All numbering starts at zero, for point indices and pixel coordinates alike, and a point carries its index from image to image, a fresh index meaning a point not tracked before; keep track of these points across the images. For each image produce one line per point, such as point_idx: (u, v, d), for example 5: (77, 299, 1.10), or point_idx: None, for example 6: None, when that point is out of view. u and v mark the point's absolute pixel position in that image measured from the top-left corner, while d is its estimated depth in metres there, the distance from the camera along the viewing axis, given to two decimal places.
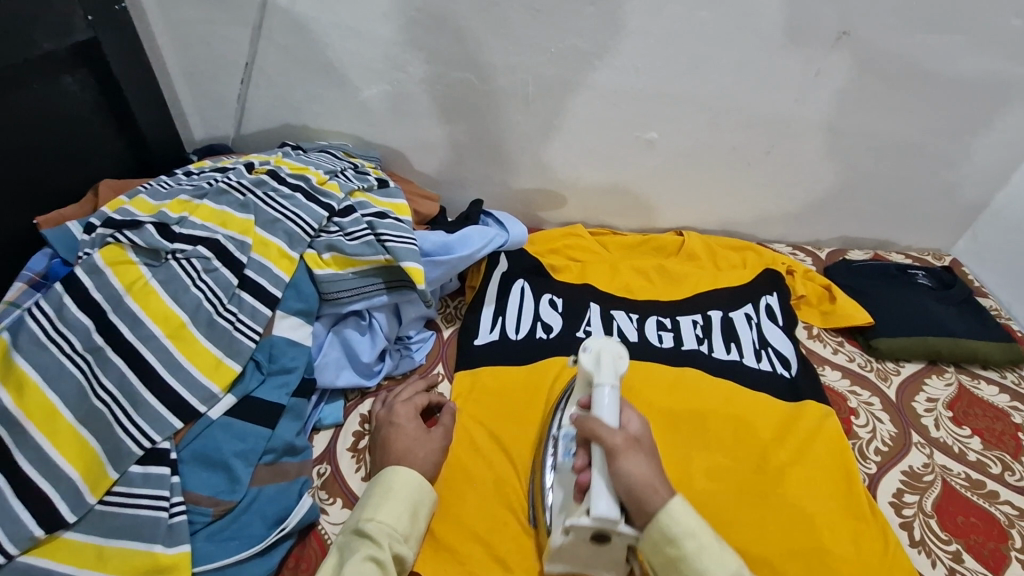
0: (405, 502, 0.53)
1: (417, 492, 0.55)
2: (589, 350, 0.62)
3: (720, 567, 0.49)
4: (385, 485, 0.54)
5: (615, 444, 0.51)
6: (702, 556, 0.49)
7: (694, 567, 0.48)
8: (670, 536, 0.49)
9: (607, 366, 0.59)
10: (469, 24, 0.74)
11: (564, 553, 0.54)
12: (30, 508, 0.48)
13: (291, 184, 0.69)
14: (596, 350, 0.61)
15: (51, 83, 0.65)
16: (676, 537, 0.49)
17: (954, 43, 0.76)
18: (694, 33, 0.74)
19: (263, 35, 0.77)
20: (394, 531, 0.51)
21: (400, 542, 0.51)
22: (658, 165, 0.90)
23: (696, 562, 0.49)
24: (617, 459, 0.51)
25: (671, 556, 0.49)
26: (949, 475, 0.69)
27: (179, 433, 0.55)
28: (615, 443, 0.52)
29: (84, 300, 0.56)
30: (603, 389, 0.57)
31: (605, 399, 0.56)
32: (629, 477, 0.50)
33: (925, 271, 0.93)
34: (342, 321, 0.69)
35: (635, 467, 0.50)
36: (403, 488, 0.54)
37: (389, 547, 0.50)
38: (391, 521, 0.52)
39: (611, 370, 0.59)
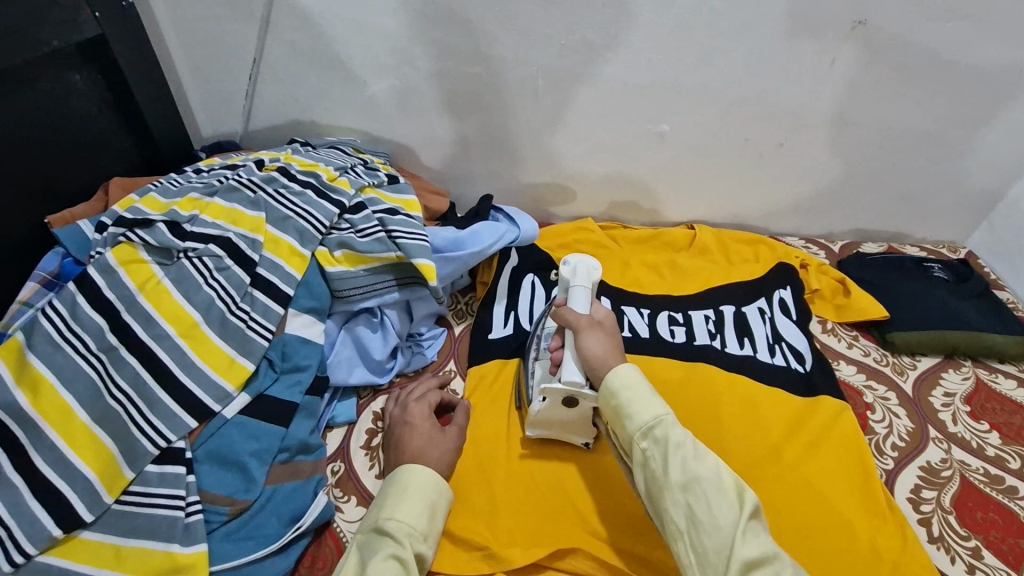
0: (422, 502, 0.53)
1: (435, 492, 0.54)
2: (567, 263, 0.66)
3: (644, 409, 0.52)
4: (400, 486, 0.54)
5: (579, 325, 0.58)
6: (633, 402, 0.52)
7: (624, 410, 0.52)
8: (610, 390, 0.54)
9: (582, 273, 0.64)
10: (478, 17, 0.73)
11: (541, 418, 0.63)
12: (47, 508, 0.48)
13: (302, 181, 0.68)
14: (573, 261, 0.65)
15: (59, 81, 0.65)
16: (615, 390, 0.53)
17: (972, 31, 0.75)
18: (706, 24, 0.73)
19: (270, 29, 0.76)
20: (413, 530, 0.51)
21: (419, 541, 0.51)
22: (669, 159, 0.89)
23: (626, 407, 0.53)
24: (581, 337, 0.57)
25: (612, 407, 0.54)
26: (967, 470, 0.69)
27: (193, 432, 0.55)
28: (580, 323, 0.58)
29: (96, 299, 0.56)
30: (577, 288, 0.62)
31: (578, 296, 0.62)
32: (589, 350, 0.56)
33: (941, 264, 0.91)
34: (354, 318, 0.69)
35: (595, 343, 0.57)
36: (421, 487, 0.54)
37: (410, 545, 0.50)
38: (411, 521, 0.52)
39: (585, 275, 0.64)
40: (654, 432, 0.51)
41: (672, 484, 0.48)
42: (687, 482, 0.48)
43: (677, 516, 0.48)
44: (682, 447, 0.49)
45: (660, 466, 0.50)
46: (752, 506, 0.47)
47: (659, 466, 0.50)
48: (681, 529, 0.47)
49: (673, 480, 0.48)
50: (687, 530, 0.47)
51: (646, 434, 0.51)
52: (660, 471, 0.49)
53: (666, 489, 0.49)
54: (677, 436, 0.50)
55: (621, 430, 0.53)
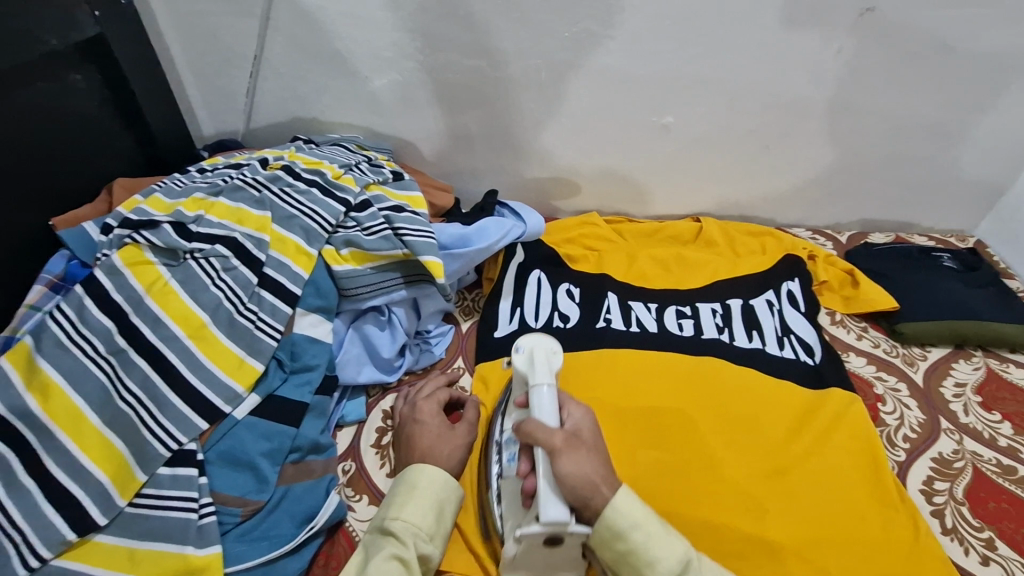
0: (429, 502, 0.53)
1: (442, 491, 0.54)
2: (521, 351, 0.58)
3: (666, 553, 0.48)
4: (408, 485, 0.54)
5: (555, 445, 0.49)
6: (649, 545, 0.48)
7: (643, 557, 0.48)
8: (616, 531, 0.48)
9: (541, 365, 0.55)
10: (480, 9, 0.72)
11: (518, 562, 0.52)
12: (61, 512, 0.48)
13: (307, 179, 0.68)
14: (529, 350, 0.57)
15: (59, 81, 0.64)
16: (623, 531, 0.48)
17: (980, 17, 0.74)
18: (711, 13, 0.72)
19: (270, 25, 0.76)
20: (418, 530, 0.51)
21: (425, 542, 0.51)
22: (674, 151, 0.88)
23: (644, 552, 0.48)
24: (558, 458, 0.48)
25: (621, 552, 0.48)
26: (979, 461, 0.69)
27: (204, 434, 0.55)
28: (554, 441, 0.49)
29: (104, 302, 0.56)
30: (541, 389, 0.53)
31: (542, 399, 0.53)
32: (570, 476, 0.47)
33: (949, 253, 0.91)
34: (362, 317, 0.68)
35: (577, 464, 0.48)
36: (427, 486, 0.54)
37: (414, 546, 0.50)
38: (416, 521, 0.51)
39: (546, 368, 0.55)
40: None
41: None
42: None
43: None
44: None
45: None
46: None
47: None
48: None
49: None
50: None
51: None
52: None
53: None
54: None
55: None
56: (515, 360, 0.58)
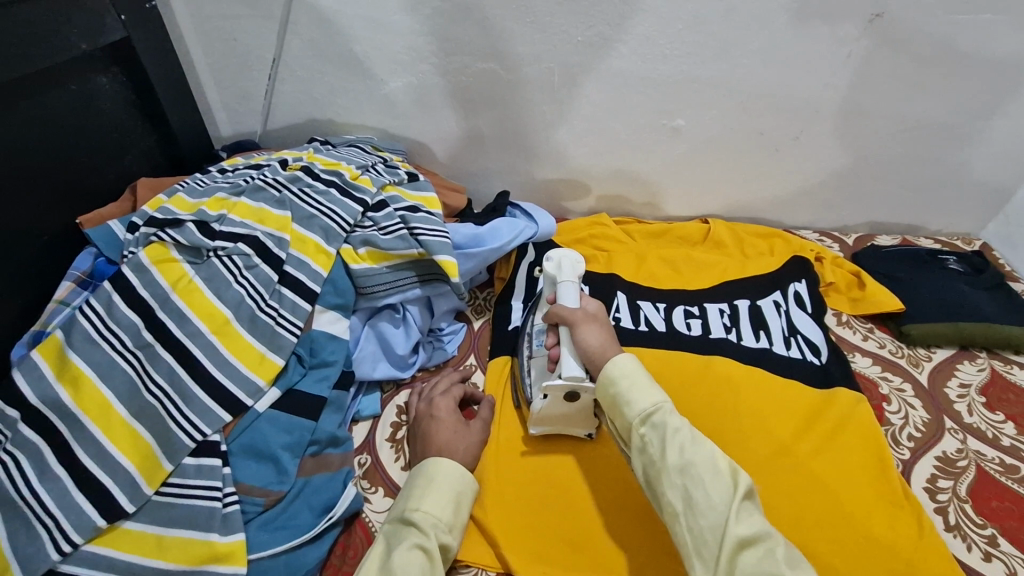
0: (448, 494, 0.55)
1: (459, 483, 0.56)
2: (551, 259, 0.69)
3: (643, 397, 0.54)
4: (428, 478, 0.55)
5: (575, 319, 0.62)
6: (632, 390, 0.55)
7: (623, 397, 0.55)
8: (609, 378, 0.56)
9: (567, 268, 0.68)
10: (495, 13, 0.74)
11: (544, 416, 0.63)
12: (92, 500, 0.50)
13: (325, 180, 0.70)
14: (558, 259, 0.69)
15: (87, 84, 0.66)
16: (614, 378, 0.56)
17: (987, 23, 0.75)
18: (722, 18, 0.74)
19: (289, 29, 0.77)
20: (438, 521, 0.53)
21: (445, 532, 0.53)
22: (683, 153, 0.89)
23: (625, 395, 0.55)
24: (577, 329, 0.61)
25: (611, 397, 0.56)
26: (983, 460, 0.70)
27: (227, 426, 0.57)
28: (575, 317, 0.62)
29: (132, 298, 0.58)
30: (566, 283, 0.66)
31: (567, 290, 0.65)
32: (585, 342, 0.60)
33: (955, 256, 0.92)
34: (377, 314, 0.70)
35: (592, 335, 0.60)
36: (446, 479, 0.55)
37: (434, 536, 0.51)
38: (436, 513, 0.53)
39: (570, 271, 0.67)
40: (653, 418, 0.53)
41: (669, 467, 0.50)
42: (683, 465, 0.50)
43: (674, 497, 0.49)
44: (679, 432, 0.52)
45: (657, 451, 0.51)
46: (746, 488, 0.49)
47: (657, 449, 0.51)
48: (678, 511, 0.49)
49: (670, 464, 0.50)
50: (683, 512, 0.48)
51: (645, 421, 0.53)
52: (657, 455, 0.51)
53: (664, 472, 0.50)
54: (675, 421, 0.52)
55: (620, 418, 0.55)
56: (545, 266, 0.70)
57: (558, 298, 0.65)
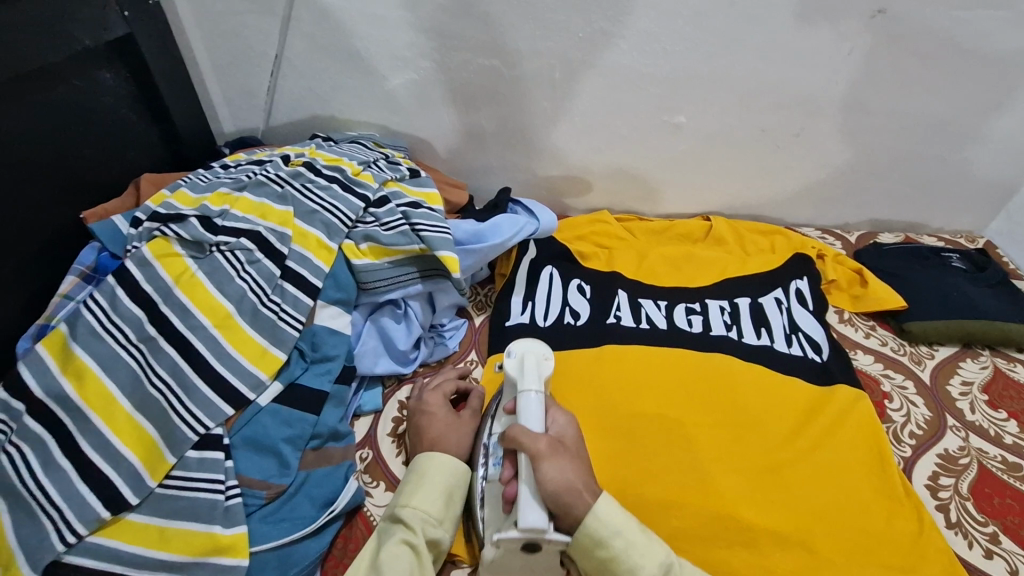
0: (437, 489, 0.55)
1: (450, 478, 0.56)
2: (513, 356, 0.62)
3: (647, 559, 0.50)
4: (420, 473, 0.56)
5: (538, 450, 0.51)
6: (631, 552, 0.50)
7: (624, 565, 0.50)
8: (597, 539, 0.50)
9: (532, 373, 0.59)
10: (497, 9, 0.74)
11: (497, 566, 0.53)
12: (96, 492, 0.51)
13: (327, 175, 0.70)
14: (520, 355, 0.62)
15: (90, 79, 0.67)
16: (604, 539, 0.50)
17: (992, 18, 0.75)
18: (724, 14, 0.74)
19: (291, 25, 0.78)
20: (427, 516, 0.53)
21: (434, 527, 0.53)
22: (686, 150, 0.89)
23: (625, 561, 0.50)
24: (540, 464, 0.50)
25: (601, 559, 0.50)
26: (985, 458, 0.69)
27: (230, 419, 0.57)
28: (538, 447, 0.52)
29: (135, 292, 0.58)
30: (528, 396, 0.57)
31: (530, 406, 0.56)
32: (551, 481, 0.50)
33: (958, 253, 0.92)
34: (378, 310, 0.71)
35: (558, 470, 0.51)
36: (435, 475, 0.55)
37: (422, 532, 0.52)
38: (425, 507, 0.53)
39: (535, 376, 0.59)
40: None
41: None
42: None
43: None
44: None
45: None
46: None
47: None
48: None
49: None
50: None
51: None
52: None
53: None
54: None
55: None
56: (506, 364, 0.62)
57: (519, 415, 0.56)
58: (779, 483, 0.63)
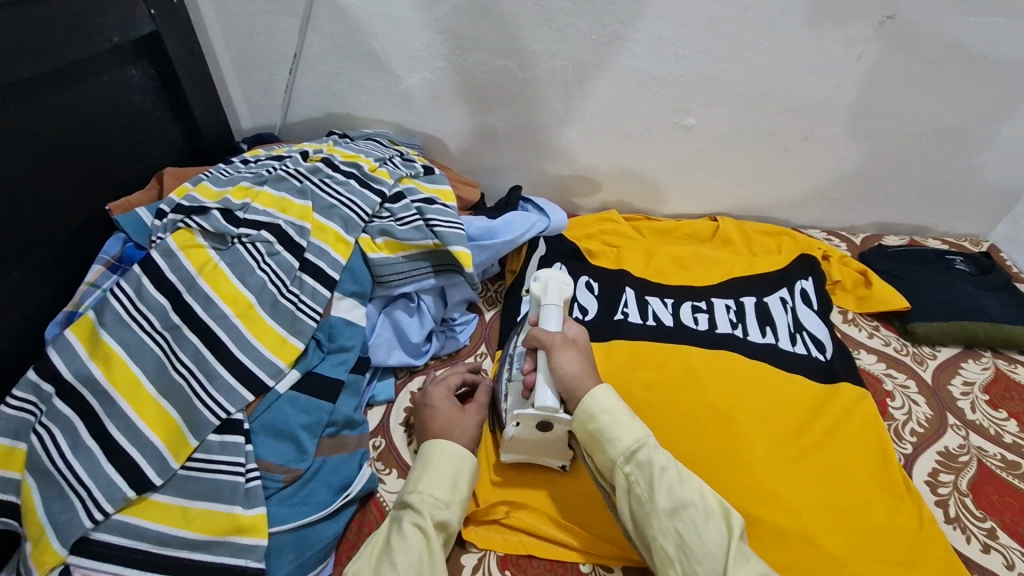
0: (443, 474, 0.56)
1: (457, 463, 0.57)
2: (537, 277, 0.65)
3: (626, 433, 0.54)
4: (427, 460, 0.57)
5: (553, 343, 0.58)
6: (613, 426, 0.54)
7: (606, 435, 0.54)
8: (589, 414, 0.55)
9: (552, 288, 0.63)
10: (512, 11, 0.76)
11: (517, 442, 0.62)
12: (122, 473, 0.53)
13: (345, 171, 0.72)
14: (545, 279, 0.64)
15: (118, 76, 0.69)
16: (594, 413, 0.54)
17: (999, 26, 0.76)
18: (734, 19, 0.75)
19: (311, 25, 0.80)
20: (435, 500, 0.54)
21: (442, 509, 0.54)
22: (694, 151, 0.91)
23: (607, 432, 0.54)
24: (554, 355, 0.57)
25: (590, 432, 0.55)
26: (984, 456, 0.71)
27: (250, 405, 0.59)
28: (554, 341, 0.58)
29: (160, 281, 0.60)
30: (548, 307, 0.62)
31: (549, 314, 0.61)
32: (563, 370, 0.56)
33: (963, 257, 0.93)
34: (392, 303, 0.73)
35: (570, 361, 0.57)
36: (441, 461, 0.57)
37: (430, 514, 0.53)
38: (432, 492, 0.55)
39: (556, 291, 0.63)
40: (637, 456, 0.53)
41: (660, 510, 0.50)
42: (674, 508, 0.50)
43: (667, 543, 0.50)
44: (667, 471, 0.52)
45: (646, 492, 0.51)
46: (737, 529, 0.50)
47: (645, 491, 0.51)
48: (672, 556, 0.49)
49: (660, 507, 0.50)
50: (677, 557, 0.49)
51: (629, 459, 0.53)
52: (646, 496, 0.51)
53: (653, 516, 0.50)
54: (660, 460, 0.52)
55: (603, 456, 0.54)
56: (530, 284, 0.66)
57: (540, 322, 0.62)
58: (796, 487, 0.64)
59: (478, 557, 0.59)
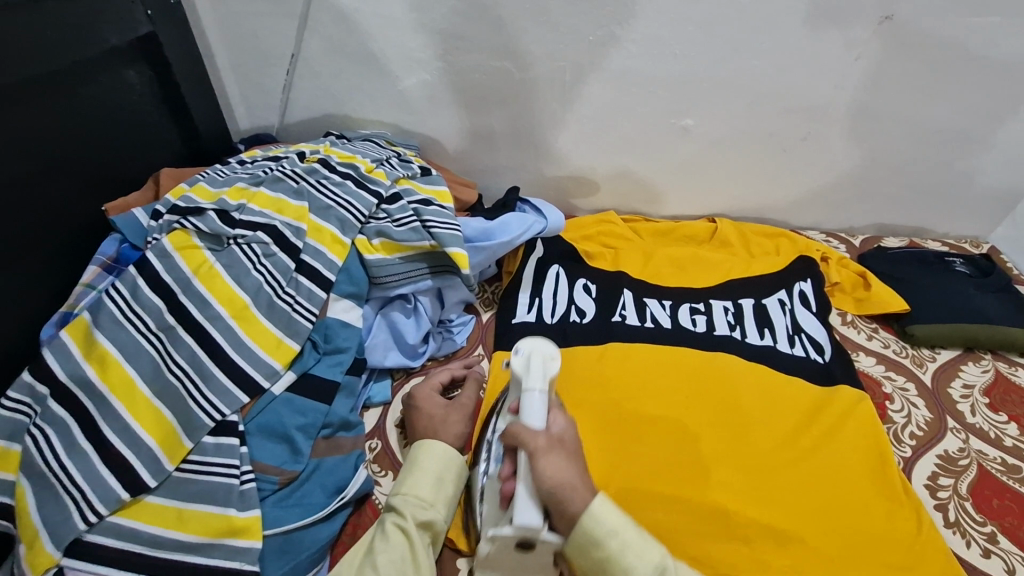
0: (427, 474, 0.56)
1: (442, 462, 0.57)
2: (519, 352, 0.56)
3: (641, 562, 0.49)
4: (413, 461, 0.58)
5: (537, 446, 0.49)
6: (625, 553, 0.49)
7: (619, 567, 0.48)
8: (593, 538, 0.48)
9: (537, 368, 0.54)
10: (510, 12, 0.75)
11: (491, 559, 0.52)
12: (116, 474, 0.52)
13: (341, 172, 0.72)
14: (527, 352, 0.56)
15: (115, 77, 0.69)
16: (600, 539, 0.49)
17: (999, 27, 0.76)
18: (733, 19, 0.75)
19: (309, 26, 0.80)
20: (418, 501, 0.55)
21: (425, 509, 0.54)
22: (693, 152, 0.90)
23: (619, 562, 0.49)
24: (538, 462, 0.48)
25: (597, 560, 0.49)
26: (984, 460, 0.70)
27: (245, 406, 0.59)
28: (537, 443, 0.49)
29: (156, 282, 0.60)
30: (532, 394, 0.52)
31: (533, 403, 0.52)
32: (550, 481, 0.48)
33: (962, 259, 0.93)
34: (389, 304, 0.72)
35: (557, 470, 0.48)
36: (424, 461, 0.57)
37: (412, 516, 0.53)
38: (415, 492, 0.55)
39: (541, 373, 0.54)
40: None
41: None
42: None
43: None
44: None
45: None
46: None
47: None
48: None
49: None
50: None
51: None
52: None
53: None
54: None
55: None
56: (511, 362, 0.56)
57: (522, 411, 0.52)
58: (792, 503, 0.63)
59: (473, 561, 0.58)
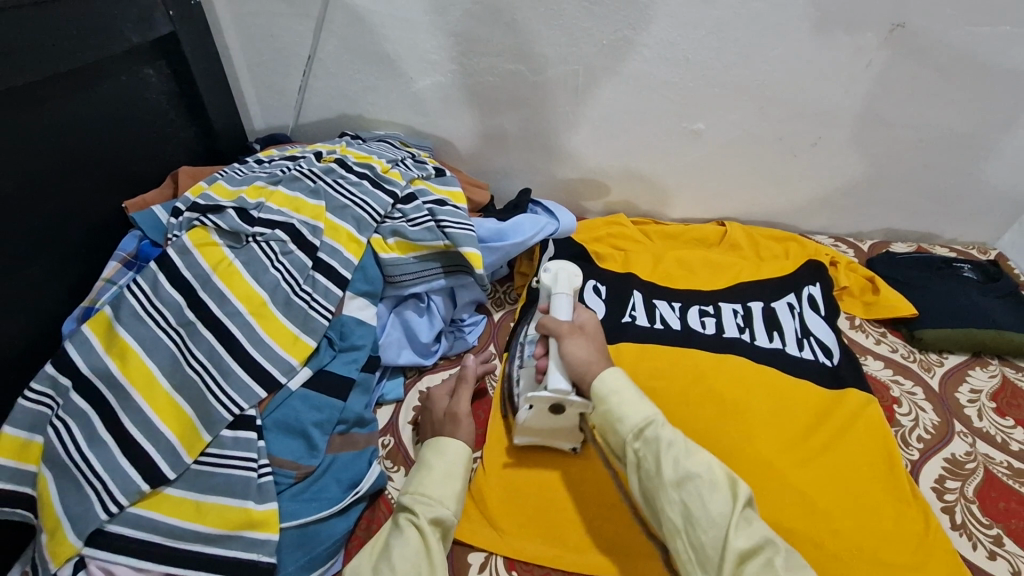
0: (437, 472, 0.57)
1: (450, 458, 0.58)
2: (548, 270, 0.68)
3: (634, 411, 0.53)
4: (423, 463, 0.58)
5: (562, 331, 0.60)
6: (622, 406, 0.53)
7: (614, 414, 0.53)
8: (599, 396, 0.55)
9: (562, 278, 0.67)
10: (523, 15, 0.76)
11: (529, 425, 0.63)
12: (137, 466, 0.53)
13: (358, 172, 0.73)
14: (554, 270, 0.67)
15: (135, 75, 0.70)
16: (604, 396, 0.54)
17: (1008, 35, 0.76)
18: (743, 25, 0.76)
19: (325, 27, 0.81)
20: (428, 498, 0.55)
21: (437, 506, 0.54)
22: (702, 156, 0.91)
23: (616, 411, 0.54)
24: (564, 342, 0.59)
25: (602, 412, 0.54)
26: (992, 463, 0.71)
27: (263, 401, 0.60)
28: (563, 329, 0.60)
29: (176, 278, 0.61)
30: (560, 295, 0.65)
31: (561, 303, 0.65)
32: (572, 355, 0.58)
33: (970, 264, 0.93)
34: (403, 303, 0.73)
35: (578, 347, 0.59)
36: (434, 460, 0.58)
37: (424, 513, 0.53)
38: (425, 490, 0.55)
39: (567, 281, 0.66)
40: (645, 433, 0.52)
41: (666, 482, 0.49)
42: (681, 479, 0.49)
43: (674, 514, 0.48)
44: (673, 444, 0.51)
45: (653, 465, 0.50)
46: (744, 498, 0.48)
47: (652, 465, 0.50)
48: (678, 527, 0.48)
49: (667, 479, 0.49)
50: (683, 527, 0.48)
51: (637, 435, 0.52)
52: (654, 469, 0.50)
53: (661, 488, 0.49)
54: (667, 434, 0.52)
55: (613, 435, 0.54)
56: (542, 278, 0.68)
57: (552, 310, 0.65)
58: (800, 501, 0.63)
59: (484, 556, 0.59)
